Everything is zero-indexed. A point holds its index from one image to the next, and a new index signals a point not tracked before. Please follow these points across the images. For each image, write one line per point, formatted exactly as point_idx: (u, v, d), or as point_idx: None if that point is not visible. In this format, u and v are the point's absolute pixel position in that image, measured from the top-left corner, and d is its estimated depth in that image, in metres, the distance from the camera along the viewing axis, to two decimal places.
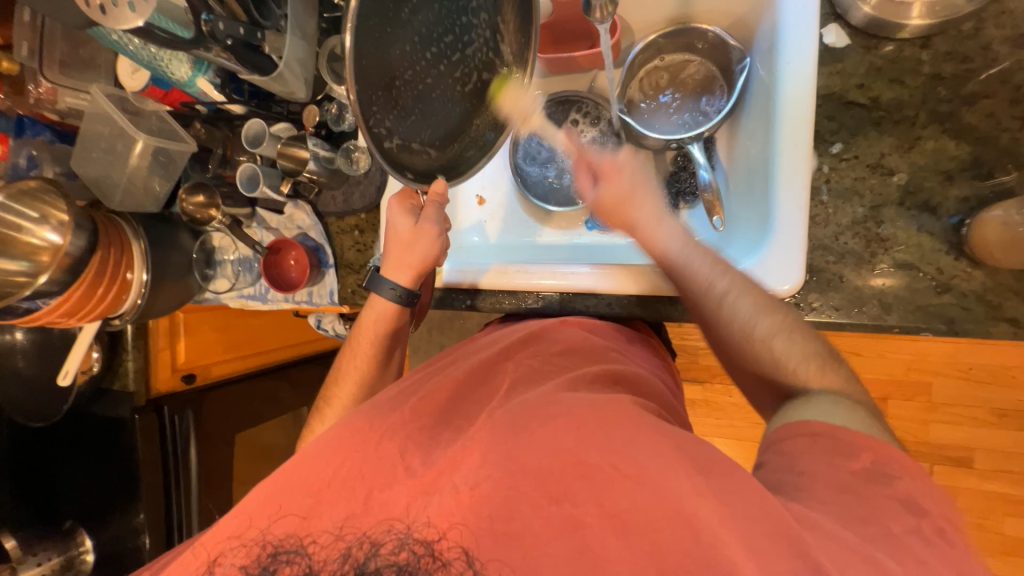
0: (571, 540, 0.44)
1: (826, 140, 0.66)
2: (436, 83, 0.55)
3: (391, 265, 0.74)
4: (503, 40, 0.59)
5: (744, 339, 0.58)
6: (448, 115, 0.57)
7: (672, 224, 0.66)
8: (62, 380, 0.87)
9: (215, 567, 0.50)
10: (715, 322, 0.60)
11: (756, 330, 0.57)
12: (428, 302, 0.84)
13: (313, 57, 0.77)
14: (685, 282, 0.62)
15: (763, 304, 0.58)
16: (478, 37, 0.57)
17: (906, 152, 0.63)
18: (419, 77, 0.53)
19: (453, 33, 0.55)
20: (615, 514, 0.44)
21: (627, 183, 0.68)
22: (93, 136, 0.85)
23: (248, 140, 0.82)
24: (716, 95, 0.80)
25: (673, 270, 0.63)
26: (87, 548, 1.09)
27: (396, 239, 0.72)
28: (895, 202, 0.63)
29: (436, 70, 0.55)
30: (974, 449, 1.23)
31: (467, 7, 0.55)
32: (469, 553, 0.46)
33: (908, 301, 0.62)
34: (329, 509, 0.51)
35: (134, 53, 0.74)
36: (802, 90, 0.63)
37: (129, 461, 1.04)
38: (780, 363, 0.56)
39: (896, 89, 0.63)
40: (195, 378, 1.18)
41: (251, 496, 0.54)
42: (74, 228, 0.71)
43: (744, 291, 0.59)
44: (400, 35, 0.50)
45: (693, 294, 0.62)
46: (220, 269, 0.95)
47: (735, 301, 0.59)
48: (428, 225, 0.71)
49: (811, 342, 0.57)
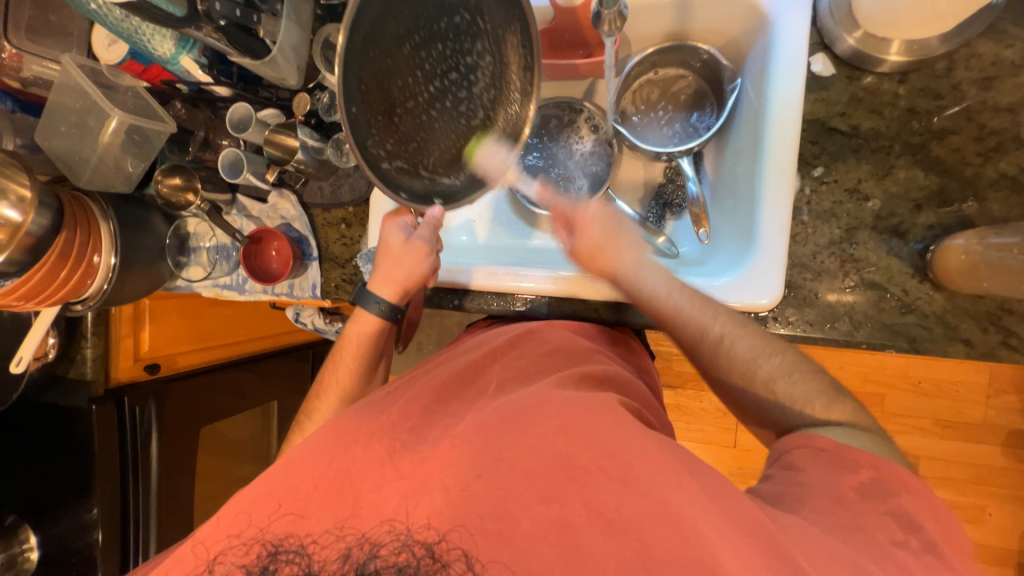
0: (560, 539, 0.46)
1: (809, 164, 0.69)
2: (437, 116, 0.57)
3: (375, 280, 0.74)
4: (508, 80, 0.59)
5: (746, 382, 0.59)
6: (449, 144, 0.59)
7: (656, 269, 0.66)
8: (16, 366, 0.82)
9: (216, 565, 0.50)
10: (718, 367, 0.61)
11: (756, 375, 0.58)
12: (417, 316, 0.88)
13: (307, 44, 0.74)
14: (676, 326, 0.62)
15: (760, 345, 0.59)
16: (482, 77, 0.58)
17: (881, 179, 0.67)
18: (420, 109, 0.56)
19: (456, 74, 0.57)
20: (601, 514, 0.46)
21: (601, 234, 0.67)
22: (60, 109, 0.80)
23: (232, 125, 0.80)
24: (707, 112, 0.83)
25: (661, 314, 0.63)
26: (33, 545, 1.02)
27: (385, 254, 0.73)
28: (868, 226, 0.67)
29: (438, 105, 0.57)
30: (921, 457, 1.31)
31: (471, 50, 0.56)
32: (469, 556, 0.46)
33: (877, 319, 0.66)
34: (317, 513, 0.50)
35: (113, 25, 0.69)
36: (790, 112, 0.66)
37: (84, 454, 0.98)
38: (783, 403, 0.57)
39: (875, 119, 0.67)
40: (159, 369, 1.12)
41: (248, 495, 0.53)
42: (37, 206, 0.67)
43: (739, 334, 0.60)
44: (401, 72, 0.53)
45: (686, 337, 0.62)
46: (195, 257, 0.91)
47: (733, 345, 0.59)
48: (419, 242, 0.72)
49: (816, 378, 0.57)
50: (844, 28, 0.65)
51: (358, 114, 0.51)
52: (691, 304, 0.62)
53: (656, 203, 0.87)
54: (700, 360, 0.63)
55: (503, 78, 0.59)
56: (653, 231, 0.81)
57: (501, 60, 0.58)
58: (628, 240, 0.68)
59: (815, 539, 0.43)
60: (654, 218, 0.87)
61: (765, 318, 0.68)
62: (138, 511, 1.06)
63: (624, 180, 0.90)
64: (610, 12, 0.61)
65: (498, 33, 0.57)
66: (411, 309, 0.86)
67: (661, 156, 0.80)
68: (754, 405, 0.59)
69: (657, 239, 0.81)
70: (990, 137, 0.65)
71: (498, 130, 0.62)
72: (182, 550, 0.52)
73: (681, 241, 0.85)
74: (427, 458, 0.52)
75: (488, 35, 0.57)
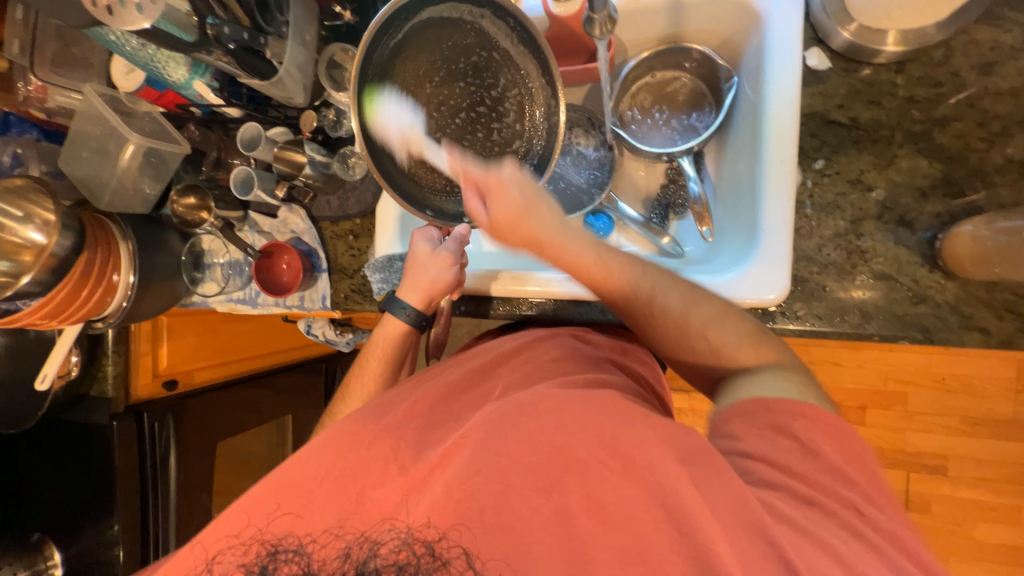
0: (558, 527, 0.46)
1: (809, 157, 0.69)
2: (467, 147, 0.67)
3: (404, 287, 0.76)
4: (531, 101, 0.65)
5: (680, 333, 0.59)
6: (480, 166, 0.67)
7: (576, 230, 0.62)
8: (39, 384, 0.85)
9: (215, 565, 0.50)
10: (650, 322, 0.61)
11: (689, 322, 0.59)
12: (444, 337, 0.86)
13: (312, 63, 0.77)
14: (610, 289, 0.62)
15: (689, 295, 0.60)
16: (510, 106, 0.66)
17: (884, 169, 0.67)
18: (448, 138, 0.66)
19: (484, 106, 0.66)
20: (602, 506, 0.46)
21: (519, 200, 0.59)
22: (82, 137, 0.85)
23: (243, 144, 0.83)
24: (705, 112, 0.84)
25: (595, 280, 0.62)
26: (57, 561, 1.04)
27: (413, 261, 0.75)
28: (873, 217, 0.66)
29: (468, 135, 0.66)
30: (948, 457, 1.27)
31: (494, 83, 0.65)
32: (469, 553, 0.47)
33: (888, 310, 0.65)
34: (320, 508, 0.51)
35: (131, 54, 0.73)
36: (787, 108, 0.66)
37: (105, 469, 1.00)
38: (718, 349, 0.58)
39: (874, 110, 0.67)
40: (177, 385, 1.14)
41: (250, 496, 0.54)
42: (61, 228, 0.70)
43: (668, 286, 0.61)
44: (429, 109, 0.64)
45: (619, 301, 0.62)
46: (209, 272, 0.93)
47: (665, 299, 0.60)
48: (445, 253, 0.74)
49: (744, 322, 0.59)
50: (838, 23, 0.65)
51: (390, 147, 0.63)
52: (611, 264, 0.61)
53: (659, 205, 0.88)
54: (631, 319, 0.63)
55: (525, 104, 0.65)
56: (657, 232, 0.82)
57: (524, 85, 0.65)
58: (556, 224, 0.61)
59: (817, 527, 0.43)
60: (657, 218, 0.88)
61: (771, 313, 0.68)
62: (158, 527, 1.07)
63: (625, 180, 0.90)
64: (601, 16, 0.62)
65: (516, 61, 0.64)
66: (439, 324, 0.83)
67: (662, 156, 0.80)
68: (677, 349, 0.61)
69: (662, 239, 0.82)
70: (994, 122, 0.64)
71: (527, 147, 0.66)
72: (182, 550, 0.53)
73: (686, 241, 0.86)
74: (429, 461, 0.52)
75: (507, 64, 0.64)
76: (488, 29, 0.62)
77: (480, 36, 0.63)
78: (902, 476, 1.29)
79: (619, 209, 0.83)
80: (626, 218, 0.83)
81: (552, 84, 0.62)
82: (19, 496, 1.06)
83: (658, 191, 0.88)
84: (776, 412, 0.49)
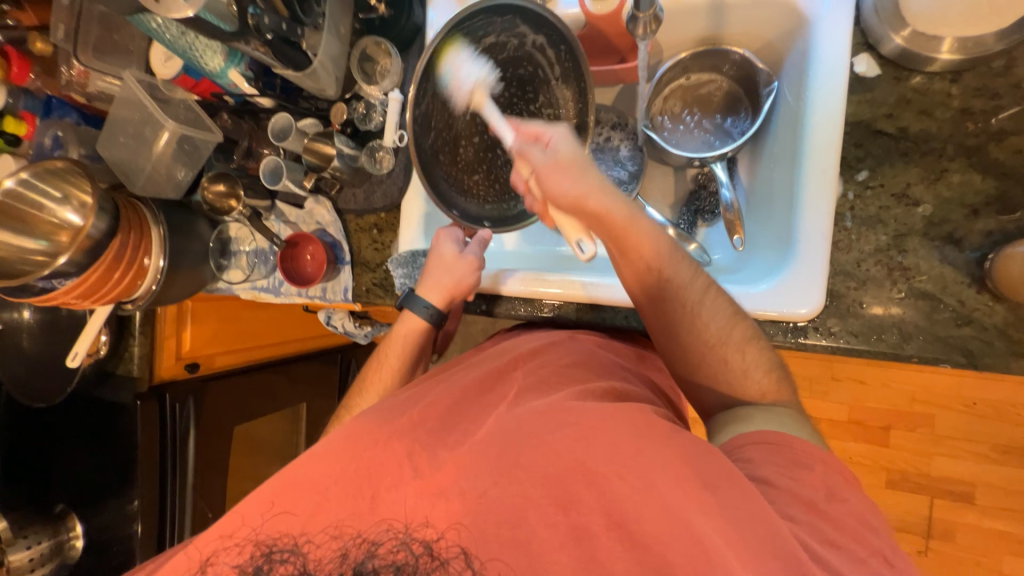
0: (573, 543, 0.45)
1: (853, 168, 0.66)
2: (496, 156, 0.71)
3: (425, 286, 0.77)
4: (563, 124, 0.70)
5: (717, 349, 0.59)
6: (506, 174, 0.72)
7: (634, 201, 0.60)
8: (72, 361, 0.88)
9: (209, 566, 0.49)
10: (692, 329, 0.60)
11: (729, 339, 0.59)
12: (455, 330, 0.90)
13: (345, 57, 0.77)
14: (670, 271, 0.59)
15: (731, 311, 0.60)
16: (542, 124, 0.71)
17: (932, 183, 0.64)
18: (481, 145, 0.70)
19: (521, 119, 0.70)
20: (620, 524, 0.45)
21: (574, 148, 0.58)
22: (120, 122, 0.86)
23: (274, 134, 0.83)
24: (741, 117, 0.81)
25: (656, 258, 0.59)
26: (79, 533, 1.08)
27: (438, 262, 0.76)
28: (919, 233, 0.63)
29: (502, 146, 0.71)
30: (976, 484, 1.22)
31: (533, 99, 0.69)
32: (468, 553, 0.46)
33: (929, 331, 0.62)
34: (336, 506, 0.49)
35: (170, 41, 0.75)
36: (831, 115, 0.64)
37: (128, 446, 1.03)
38: (745, 376, 0.59)
39: (925, 121, 0.64)
40: (199, 368, 1.17)
41: (251, 494, 0.52)
42: (97, 210, 0.71)
43: (716, 295, 0.61)
44: (470, 116, 0.68)
45: (672, 288, 0.60)
46: (235, 261, 0.95)
47: (709, 309, 0.60)
48: (469, 257, 0.75)
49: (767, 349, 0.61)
50: (891, 28, 0.62)
51: (429, 148, 0.65)
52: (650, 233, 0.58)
53: (687, 211, 0.86)
54: (670, 317, 0.61)
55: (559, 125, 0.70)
56: (684, 238, 0.81)
57: (558, 107, 0.70)
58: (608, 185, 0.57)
59: (839, 561, 0.42)
60: (684, 224, 0.86)
61: (803, 328, 0.65)
62: (176, 507, 1.10)
63: (653, 185, 0.89)
64: (646, 15, 0.63)
65: (558, 84, 0.68)
66: (451, 318, 0.86)
67: (693, 160, 0.78)
68: (707, 368, 0.60)
69: (689, 246, 0.79)
70: None
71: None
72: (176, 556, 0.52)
73: (713, 249, 0.84)
74: (435, 448, 0.52)
75: (548, 83, 0.69)
76: (540, 48, 0.65)
77: (528, 49, 0.66)
78: (924, 502, 1.24)
79: (646, 213, 0.80)
80: (652, 223, 0.79)
81: (583, 110, 0.67)
82: (45, 468, 1.10)
83: (686, 196, 0.87)
84: (797, 449, 0.50)
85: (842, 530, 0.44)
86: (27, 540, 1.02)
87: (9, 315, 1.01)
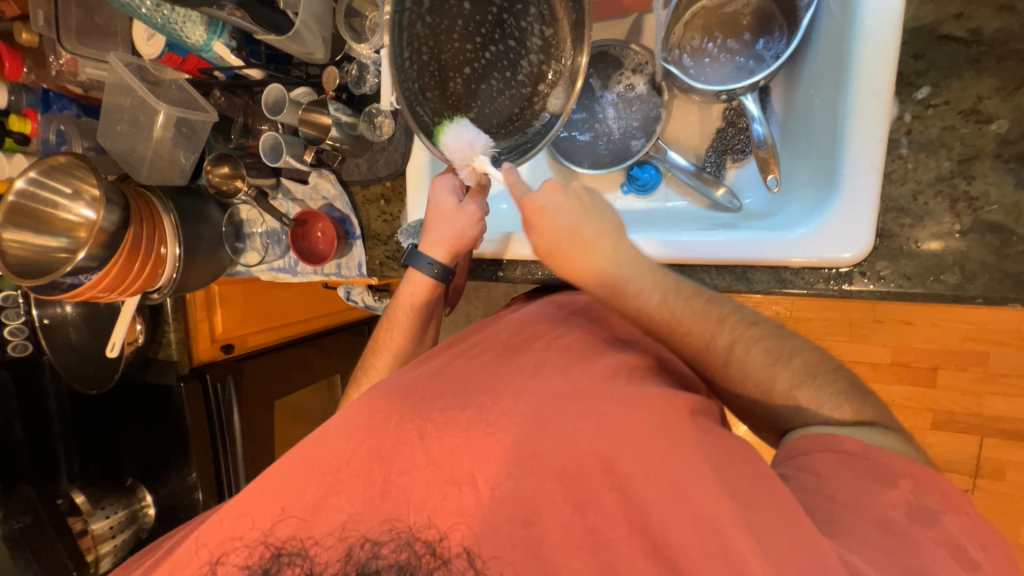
0: (587, 527, 0.45)
1: (911, 85, 0.57)
2: (489, 87, 0.58)
3: (427, 243, 0.74)
4: (559, 43, 0.58)
5: (766, 396, 0.53)
6: (500, 108, 0.59)
7: (640, 264, 0.57)
8: (111, 350, 0.93)
9: (220, 567, 0.49)
10: (726, 378, 0.56)
11: (775, 386, 0.53)
12: (464, 285, 0.86)
13: (329, 13, 0.73)
14: (681, 341, 0.56)
15: (776, 352, 0.54)
16: (534, 43, 0.58)
17: (1010, 94, 0.54)
18: (475, 76, 0.57)
19: (511, 38, 0.57)
20: (639, 504, 0.44)
21: (564, 221, 0.58)
22: (116, 108, 0.84)
23: (269, 108, 0.79)
24: (775, 37, 0.71)
25: (662, 330, 0.57)
26: (149, 502, 1.18)
27: (436, 215, 0.72)
28: (990, 154, 0.55)
29: (495, 73, 0.58)
30: None
31: (522, 12, 0.56)
32: (470, 553, 0.45)
33: (997, 268, 0.55)
34: (345, 494, 0.49)
35: (148, 17, 0.71)
36: (886, 22, 0.55)
37: (179, 425, 1.09)
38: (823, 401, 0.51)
39: (1004, 18, 0.54)
40: (233, 348, 1.20)
41: (263, 481, 0.52)
42: (106, 203, 0.71)
43: (755, 340, 0.54)
44: (457, 39, 0.55)
45: (692, 354, 0.57)
46: (250, 242, 0.95)
47: (746, 355, 0.54)
48: (470, 208, 0.72)
49: (841, 380, 0.52)
50: None
51: (413, 83, 0.53)
52: (632, 262, 0.57)
53: (714, 152, 0.78)
54: (707, 373, 0.58)
55: (555, 42, 0.58)
56: (711, 183, 0.74)
57: (552, 22, 0.57)
58: (592, 210, 0.59)
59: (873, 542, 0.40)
60: (711, 167, 0.78)
61: (847, 274, 0.60)
62: (230, 477, 1.18)
63: (677, 125, 0.80)
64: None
65: None
66: (459, 276, 0.83)
67: (722, 94, 0.70)
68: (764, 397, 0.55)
69: (715, 191, 0.74)
70: None
71: (549, 89, 0.59)
72: (187, 552, 0.52)
73: (744, 193, 0.77)
74: (448, 429, 0.50)
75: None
76: None
77: None
78: (973, 441, 1.19)
79: (668, 158, 0.75)
80: (676, 168, 0.75)
81: (580, 13, 0.55)
82: (110, 448, 1.19)
83: (713, 137, 0.78)
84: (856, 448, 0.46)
85: (880, 510, 0.42)
86: (104, 511, 1.13)
87: (52, 311, 1.04)
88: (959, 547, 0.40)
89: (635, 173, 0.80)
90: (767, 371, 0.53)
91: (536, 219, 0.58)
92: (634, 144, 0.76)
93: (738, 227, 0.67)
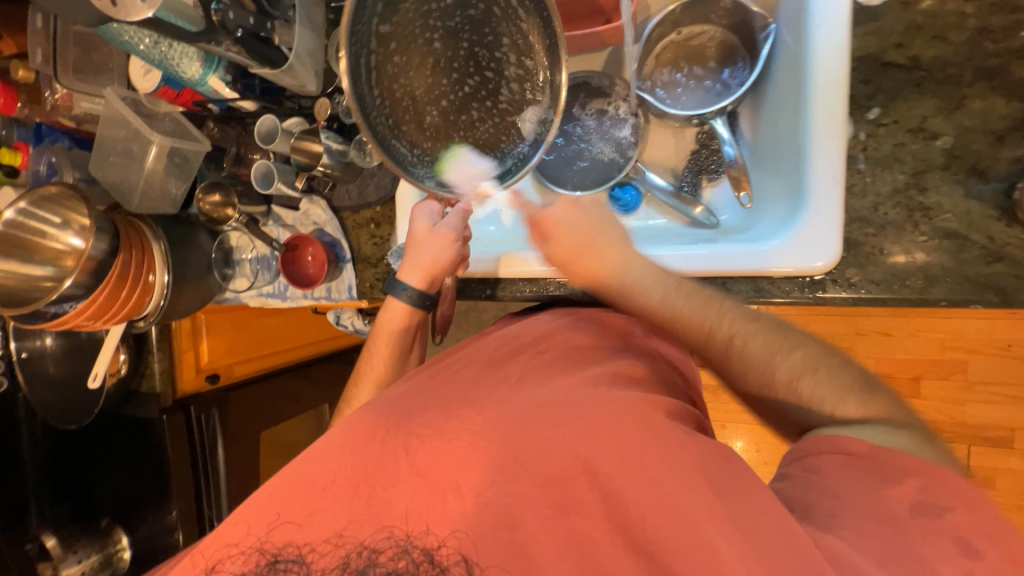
0: (579, 536, 0.45)
1: (863, 106, 0.62)
2: (470, 117, 0.60)
3: (404, 269, 0.76)
4: (534, 73, 0.59)
5: (768, 389, 0.54)
6: (482, 136, 0.61)
7: (650, 267, 0.65)
8: (92, 381, 0.91)
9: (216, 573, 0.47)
10: (731, 371, 0.57)
11: (776, 376, 0.54)
12: (451, 313, 0.84)
13: (322, 49, 0.77)
14: (684, 331, 0.60)
15: (774, 343, 0.55)
16: (510, 72, 0.59)
17: (952, 113, 0.59)
18: (454, 109, 0.60)
19: (488, 71, 0.59)
20: (630, 509, 0.44)
21: (572, 235, 0.69)
22: (109, 141, 0.86)
23: (260, 137, 0.82)
24: (739, 67, 0.77)
25: (663, 319, 0.62)
26: (124, 545, 1.12)
27: (415, 239, 0.74)
28: (939, 167, 0.60)
29: (473, 104, 0.60)
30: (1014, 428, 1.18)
31: (495, 44, 0.59)
32: (468, 561, 0.45)
33: (956, 272, 0.59)
34: (336, 509, 0.48)
35: (146, 53, 0.74)
36: (835, 52, 0.60)
37: (161, 459, 1.06)
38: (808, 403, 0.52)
39: (939, 46, 0.60)
40: (219, 378, 1.17)
41: (252, 498, 0.51)
42: (96, 231, 0.72)
43: (751, 333, 0.56)
44: (430, 76, 0.58)
45: (695, 341, 0.60)
46: (239, 268, 0.95)
47: (746, 346, 0.56)
48: (445, 230, 0.74)
49: (841, 372, 0.52)
50: None
51: (385, 121, 0.56)
52: (640, 266, 0.65)
53: (690, 171, 0.82)
54: (714, 363, 0.59)
55: (530, 71, 0.59)
56: (689, 202, 0.78)
57: (525, 49, 0.58)
58: (599, 224, 0.70)
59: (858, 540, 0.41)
60: (688, 186, 0.82)
61: (821, 282, 0.63)
62: (212, 512, 1.13)
63: (655, 148, 0.84)
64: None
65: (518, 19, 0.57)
66: (444, 303, 0.82)
67: (693, 119, 0.75)
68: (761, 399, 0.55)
69: (694, 209, 0.78)
70: None
71: (529, 115, 0.60)
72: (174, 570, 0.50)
73: (721, 210, 0.80)
74: (438, 443, 0.50)
75: (506, 18, 0.57)
76: None
77: None
78: (960, 450, 1.21)
79: (647, 179, 0.79)
80: (654, 188, 0.79)
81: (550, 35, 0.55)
82: (86, 487, 1.14)
83: (688, 158, 0.82)
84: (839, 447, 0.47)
85: (863, 506, 0.43)
86: (76, 555, 1.10)
87: (31, 344, 1.01)
88: (945, 539, 0.41)
89: (617, 195, 0.83)
90: (757, 376, 0.55)
91: (549, 231, 0.70)
92: (614, 171, 0.80)
93: (718, 242, 0.70)
